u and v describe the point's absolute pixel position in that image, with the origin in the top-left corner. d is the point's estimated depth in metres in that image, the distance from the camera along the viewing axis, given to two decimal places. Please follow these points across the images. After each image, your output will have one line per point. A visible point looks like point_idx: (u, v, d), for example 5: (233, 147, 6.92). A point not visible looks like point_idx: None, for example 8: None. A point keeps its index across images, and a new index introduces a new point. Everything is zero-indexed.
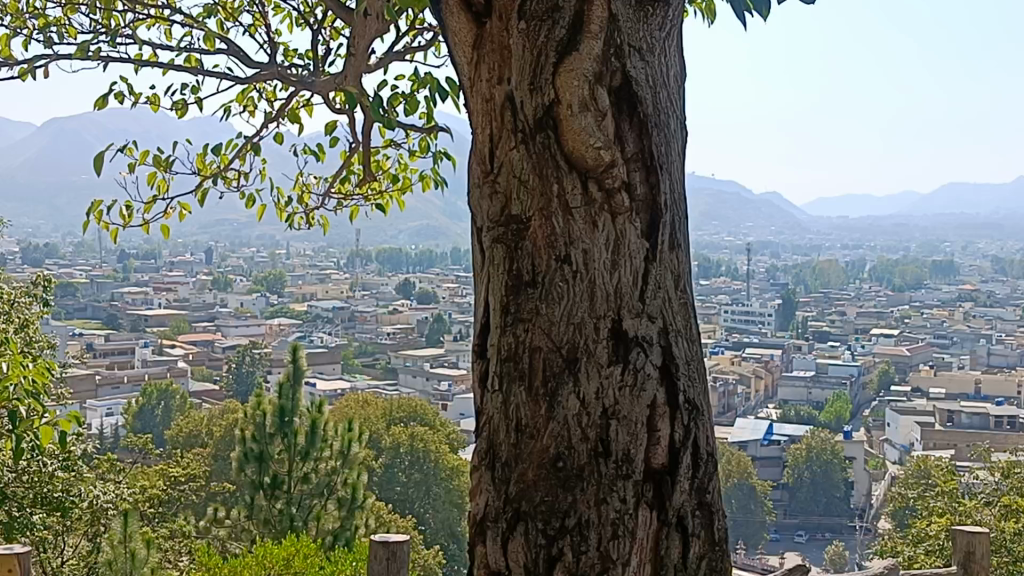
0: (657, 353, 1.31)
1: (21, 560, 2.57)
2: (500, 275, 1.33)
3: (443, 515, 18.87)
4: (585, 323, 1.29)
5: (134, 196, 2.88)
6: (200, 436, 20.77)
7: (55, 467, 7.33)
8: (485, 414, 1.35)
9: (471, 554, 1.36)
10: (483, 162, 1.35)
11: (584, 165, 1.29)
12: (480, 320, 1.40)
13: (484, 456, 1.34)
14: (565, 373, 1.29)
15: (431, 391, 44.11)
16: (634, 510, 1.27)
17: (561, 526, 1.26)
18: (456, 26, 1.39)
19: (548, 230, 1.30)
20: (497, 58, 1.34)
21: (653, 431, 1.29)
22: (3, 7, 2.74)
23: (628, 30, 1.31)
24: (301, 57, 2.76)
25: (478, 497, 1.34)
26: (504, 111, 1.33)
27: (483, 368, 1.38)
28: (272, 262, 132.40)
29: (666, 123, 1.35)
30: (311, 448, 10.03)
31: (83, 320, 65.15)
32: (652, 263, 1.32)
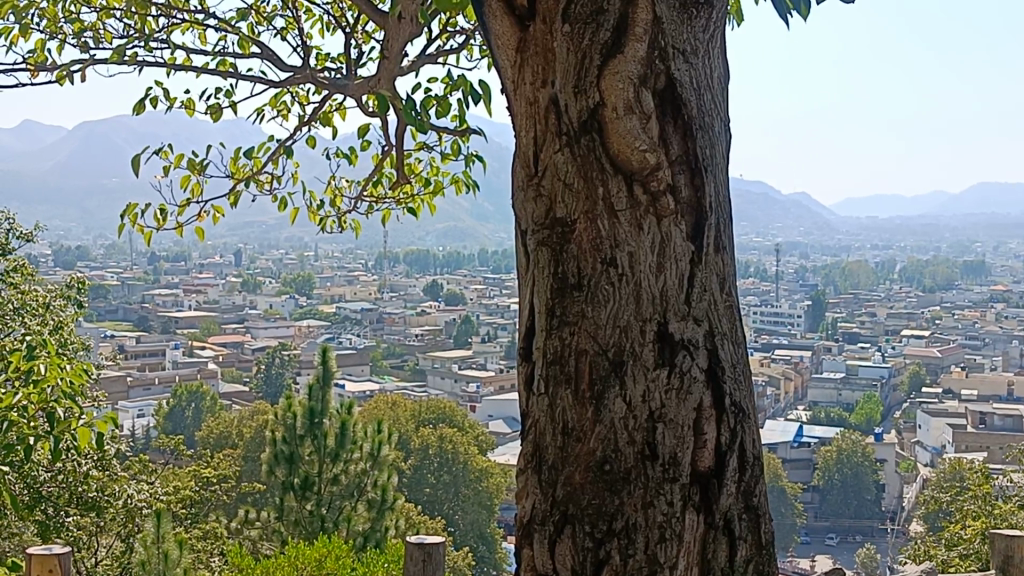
0: (702, 357, 1.30)
1: (60, 560, 2.69)
2: (544, 279, 1.34)
3: (473, 517, 18.95)
4: (631, 327, 1.28)
5: (168, 198, 2.89)
6: (230, 438, 20.91)
7: (90, 467, 7.37)
8: (531, 417, 1.36)
9: (517, 558, 1.36)
10: (527, 165, 1.35)
11: (629, 168, 1.28)
12: (525, 324, 1.40)
13: (530, 459, 1.34)
14: (611, 375, 1.28)
15: (460, 392, 44.20)
16: (681, 513, 1.27)
17: (609, 529, 1.26)
18: (499, 29, 1.39)
19: (593, 234, 1.29)
20: (541, 60, 1.34)
21: (699, 434, 1.29)
22: (40, 12, 2.76)
23: (672, 32, 1.31)
24: (334, 60, 2.77)
25: (524, 499, 1.35)
26: (548, 113, 1.33)
27: (528, 371, 1.38)
28: (301, 264, 133.13)
29: (711, 124, 1.35)
30: (341, 449, 10.02)
31: (114, 322, 65.77)
32: (697, 265, 1.32)
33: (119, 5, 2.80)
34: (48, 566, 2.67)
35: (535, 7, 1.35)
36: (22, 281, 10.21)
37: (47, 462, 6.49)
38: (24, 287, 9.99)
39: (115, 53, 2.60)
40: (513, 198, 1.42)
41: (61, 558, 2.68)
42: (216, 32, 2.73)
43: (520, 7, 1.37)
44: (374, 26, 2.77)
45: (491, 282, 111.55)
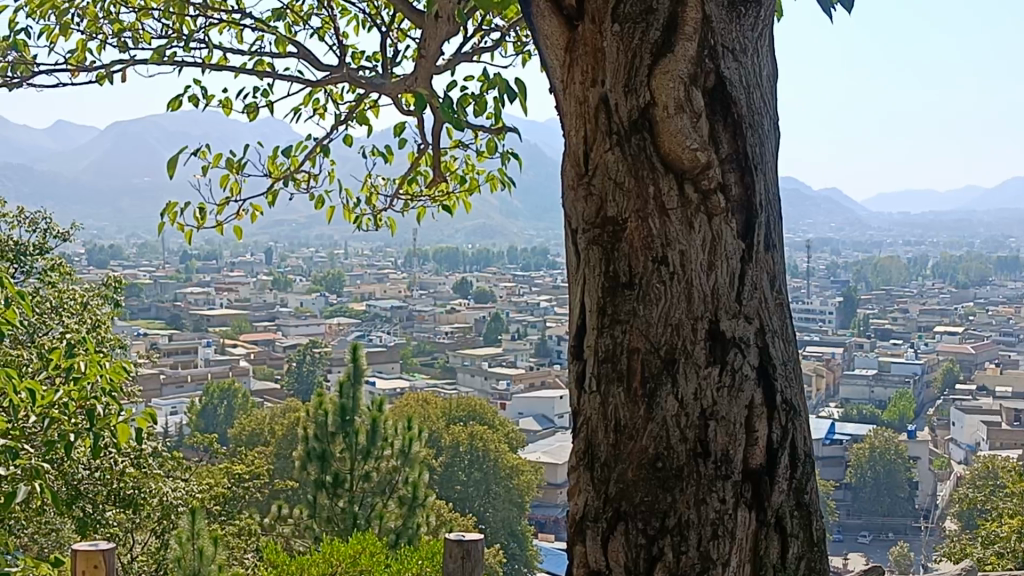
0: (753, 354, 1.31)
1: (105, 557, 2.79)
2: (595, 277, 1.34)
3: (503, 514, 19.06)
4: (682, 324, 1.29)
5: (207, 197, 2.91)
6: (262, 435, 21.04)
7: (126, 464, 7.44)
8: (582, 416, 1.36)
9: (569, 555, 1.37)
10: (577, 164, 1.35)
11: (680, 166, 1.29)
12: (575, 321, 1.40)
13: (583, 456, 1.35)
14: (663, 373, 1.29)
15: (490, 390, 44.26)
16: (732, 511, 1.27)
17: (662, 526, 1.27)
18: (547, 28, 1.39)
19: (645, 232, 1.30)
20: (590, 61, 1.34)
21: (751, 431, 1.29)
22: (81, 13, 2.79)
23: (722, 30, 1.31)
24: (369, 58, 2.78)
25: (577, 497, 1.36)
26: (598, 113, 1.33)
27: (578, 370, 1.38)
28: (331, 261, 133.75)
29: (759, 123, 1.35)
30: (372, 447, 10.11)
31: (147, 321, 66.34)
32: (748, 263, 1.32)
33: (156, 5, 2.83)
34: (94, 563, 2.77)
35: (584, 6, 1.34)
36: (59, 281, 10.35)
37: (87, 459, 6.58)
38: (61, 286, 10.13)
39: (154, 52, 2.62)
40: (560, 195, 1.42)
41: (108, 555, 2.79)
42: (253, 31, 2.75)
43: (569, 7, 1.37)
44: (409, 23, 2.77)
45: (520, 280, 111.58)
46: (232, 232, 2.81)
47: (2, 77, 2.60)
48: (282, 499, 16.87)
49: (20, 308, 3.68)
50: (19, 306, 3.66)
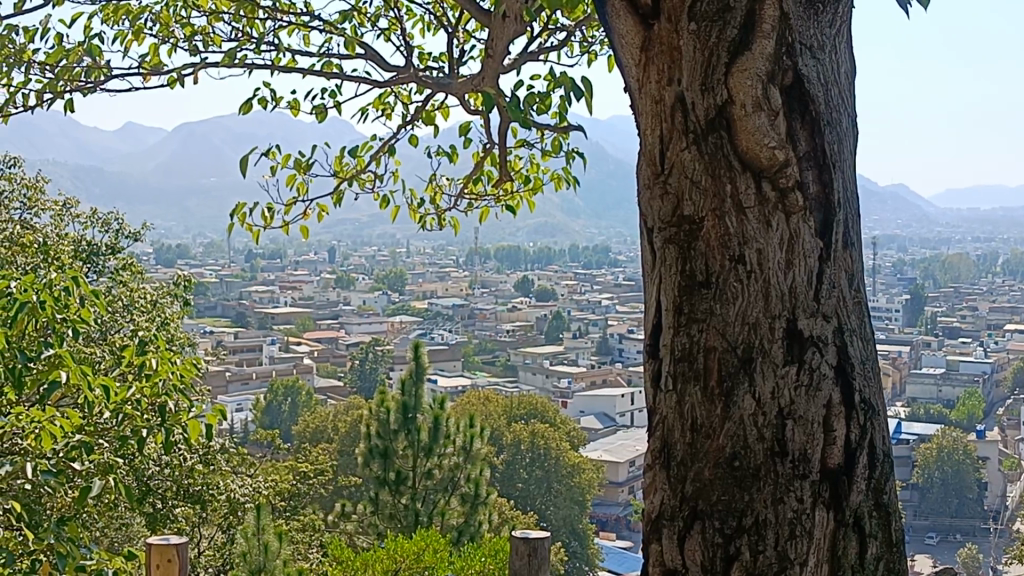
0: (831, 353, 1.29)
1: (178, 550, 2.84)
2: (672, 275, 1.34)
3: (565, 513, 19.10)
4: (760, 323, 1.28)
5: (274, 197, 2.94)
6: (326, 432, 21.27)
7: (196, 461, 7.57)
8: (659, 415, 1.36)
9: (644, 550, 1.38)
10: (652, 163, 1.35)
11: (757, 165, 1.29)
12: (649, 321, 1.41)
13: (659, 454, 1.36)
14: (741, 371, 1.28)
15: (552, 388, 44.26)
16: (811, 511, 1.26)
17: (739, 526, 1.26)
18: (623, 27, 1.39)
19: (723, 230, 1.29)
20: (666, 59, 1.34)
21: (829, 431, 1.28)
22: (154, 18, 2.84)
23: (800, 27, 1.30)
24: (435, 58, 2.80)
25: (653, 495, 1.36)
26: (675, 110, 1.33)
27: (654, 368, 1.39)
28: (393, 260, 134.72)
29: (837, 121, 1.33)
30: (435, 444, 10.15)
31: (213, 319, 67.37)
32: (825, 263, 1.31)
33: (226, 9, 2.87)
34: (168, 556, 2.83)
35: (660, 4, 1.34)
36: (131, 279, 10.54)
37: (159, 455, 6.72)
38: (132, 284, 10.34)
39: (226, 54, 2.66)
40: (637, 192, 1.42)
41: (183, 549, 2.84)
42: (321, 33, 2.77)
43: (644, 7, 1.36)
44: (476, 23, 2.79)
45: (581, 278, 111.43)
46: (300, 232, 2.83)
47: (78, 80, 2.66)
48: (346, 496, 17.05)
49: (97, 309, 3.77)
50: (95, 307, 3.74)
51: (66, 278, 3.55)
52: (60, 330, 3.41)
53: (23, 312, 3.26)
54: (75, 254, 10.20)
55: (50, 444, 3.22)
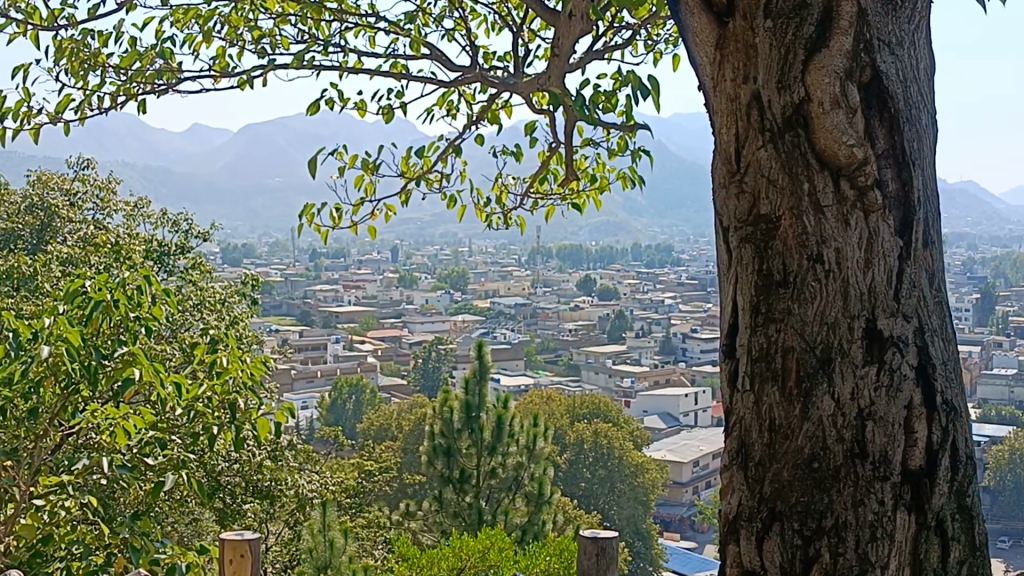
0: (912, 353, 1.27)
1: (250, 546, 2.88)
2: (749, 275, 1.33)
3: (628, 512, 19.10)
4: (839, 323, 1.27)
5: (342, 197, 2.97)
6: (390, 430, 21.42)
7: (264, 457, 7.66)
8: (735, 415, 1.36)
9: (722, 550, 1.38)
10: (729, 162, 1.35)
11: (835, 163, 1.27)
12: (726, 320, 1.40)
13: (737, 453, 1.35)
14: (819, 372, 1.27)
15: (615, 387, 44.17)
16: (892, 512, 1.25)
17: (819, 527, 1.26)
18: (697, 25, 1.38)
19: (800, 230, 1.28)
20: (742, 57, 1.33)
21: (909, 432, 1.26)
22: (224, 21, 2.89)
23: (878, 24, 1.28)
24: (500, 58, 2.81)
25: (730, 497, 1.36)
26: (751, 109, 1.32)
27: (731, 368, 1.38)
28: (456, 259, 135.29)
29: (918, 118, 1.31)
30: (498, 442, 10.18)
31: (279, 318, 68.25)
32: (906, 261, 1.28)
33: (294, 10, 2.90)
34: (241, 551, 2.87)
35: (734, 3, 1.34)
36: (200, 278, 10.72)
37: (229, 451, 6.81)
38: (201, 283, 10.50)
39: (294, 56, 2.68)
40: (713, 190, 1.42)
41: (255, 546, 2.88)
42: (387, 34, 2.79)
43: (720, 4, 1.36)
44: (541, 21, 2.79)
45: (644, 277, 110.98)
46: (368, 231, 2.86)
47: (152, 83, 2.70)
48: (410, 494, 17.16)
49: (170, 307, 3.83)
50: (169, 304, 3.80)
51: (141, 277, 3.61)
52: (134, 329, 3.47)
53: (97, 311, 3.32)
54: (147, 254, 10.39)
55: (125, 440, 3.29)
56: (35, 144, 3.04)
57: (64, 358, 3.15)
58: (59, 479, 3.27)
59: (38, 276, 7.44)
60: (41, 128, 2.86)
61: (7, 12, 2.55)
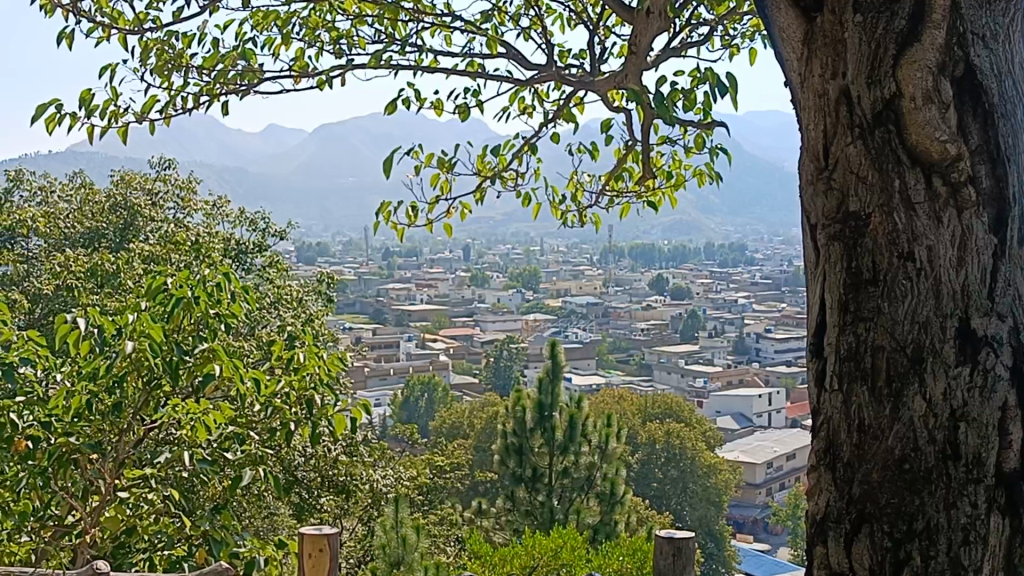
0: (1008, 353, 1.24)
1: (329, 540, 2.92)
2: (837, 274, 1.31)
3: (701, 513, 18.97)
4: (931, 322, 1.24)
5: (417, 196, 2.99)
6: (462, 429, 21.52)
7: (339, 452, 7.75)
8: (823, 414, 1.34)
9: (809, 551, 1.37)
10: (817, 159, 1.33)
11: (929, 159, 1.25)
12: (813, 320, 1.39)
13: (824, 454, 1.33)
14: (910, 372, 1.25)
15: (687, 387, 43.90)
16: (985, 516, 1.22)
17: (909, 529, 1.24)
18: (786, 21, 1.37)
19: (890, 227, 1.26)
20: (831, 52, 1.32)
21: (1004, 434, 1.23)
22: (304, 24, 2.92)
23: (971, 16, 1.26)
24: (576, 57, 2.80)
25: (818, 497, 1.35)
26: (840, 103, 1.30)
27: (818, 367, 1.36)
28: (527, 258, 135.52)
29: (1013, 113, 1.28)
30: (570, 442, 10.18)
31: (353, 315, 69.02)
32: (1000, 260, 1.26)
33: (370, 11, 2.92)
34: (320, 546, 2.91)
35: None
36: (277, 277, 10.87)
37: (306, 447, 6.90)
38: (278, 282, 10.64)
39: (372, 56, 2.71)
40: (802, 186, 1.40)
41: (335, 540, 2.91)
42: (463, 34, 2.80)
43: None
44: (617, 19, 2.78)
45: (717, 276, 110.08)
46: (445, 231, 2.88)
47: (234, 84, 2.75)
48: (482, 491, 17.24)
49: (249, 305, 3.90)
50: (247, 301, 3.87)
51: (220, 272, 3.68)
52: (214, 325, 3.53)
53: (178, 309, 3.39)
54: (226, 253, 10.54)
55: (207, 435, 3.36)
56: (122, 144, 3.11)
57: (147, 355, 3.22)
58: (143, 472, 3.34)
59: (122, 274, 7.61)
60: (127, 128, 2.91)
61: (94, 16, 2.61)
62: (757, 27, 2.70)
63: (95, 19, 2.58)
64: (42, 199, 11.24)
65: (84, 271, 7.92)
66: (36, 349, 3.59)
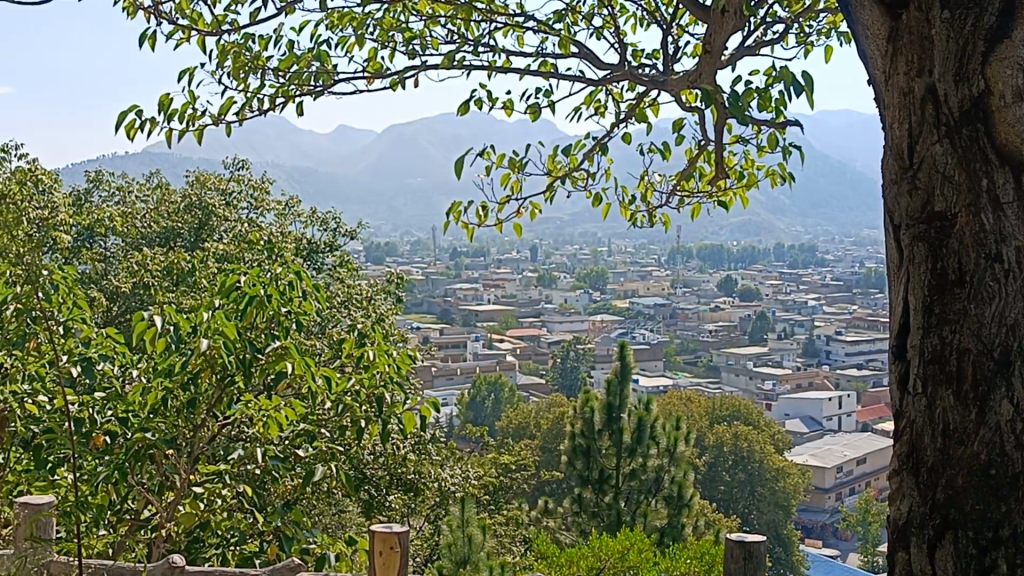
0: None
1: (399, 537, 2.94)
2: (922, 275, 1.29)
3: (769, 516, 18.81)
4: (1019, 325, 1.22)
5: (488, 196, 3.00)
6: (528, 429, 21.56)
7: (409, 450, 7.81)
8: (906, 419, 1.32)
9: (890, 557, 1.35)
10: (901, 158, 1.31)
11: (1017, 157, 1.23)
12: (896, 323, 1.36)
13: (907, 458, 1.31)
14: (996, 376, 1.22)
15: (756, 390, 43.51)
16: None
17: (995, 536, 1.22)
18: (869, 17, 1.35)
19: (978, 227, 1.24)
20: (916, 49, 1.30)
21: None
22: (378, 23, 2.94)
23: None
24: (648, 56, 2.79)
25: (900, 504, 1.33)
26: (926, 102, 1.28)
27: (901, 370, 1.34)
28: (594, 258, 135.32)
29: None
30: (637, 444, 10.14)
31: (420, 315, 69.51)
32: None
33: (443, 12, 2.94)
34: (391, 543, 2.93)
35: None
36: (348, 276, 10.99)
37: (375, 446, 6.94)
38: (349, 282, 10.76)
39: (445, 57, 2.72)
40: (883, 186, 1.38)
41: (406, 537, 2.93)
42: (536, 33, 2.80)
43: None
44: (691, 18, 2.77)
45: (786, 278, 108.88)
46: (516, 231, 2.88)
47: (308, 86, 2.78)
48: (548, 491, 17.27)
49: (320, 303, 3.95)
50: (318, 299, 3.93)
51: (292, 270, 3.74)
52: (285, 323, 3.59)
53: (251, 307, 3.44)
54: (297, 252, 10.68)
55: (278, 431, 3.41)
56: (199, 145, 3.17)
57: (221, 352, 3.28)
58: (217, 467, 3.40)
59: (197, 272, 7.74)
60: (204, 130, 2.97)
61: (175, 18, 2.66)
62: (833, 25, 2.67)
63: (175, 22, 2.63)
64: (119, 199, 11.46)
65: (160, 270, 8.07)
66: (114, 345, 3.71)
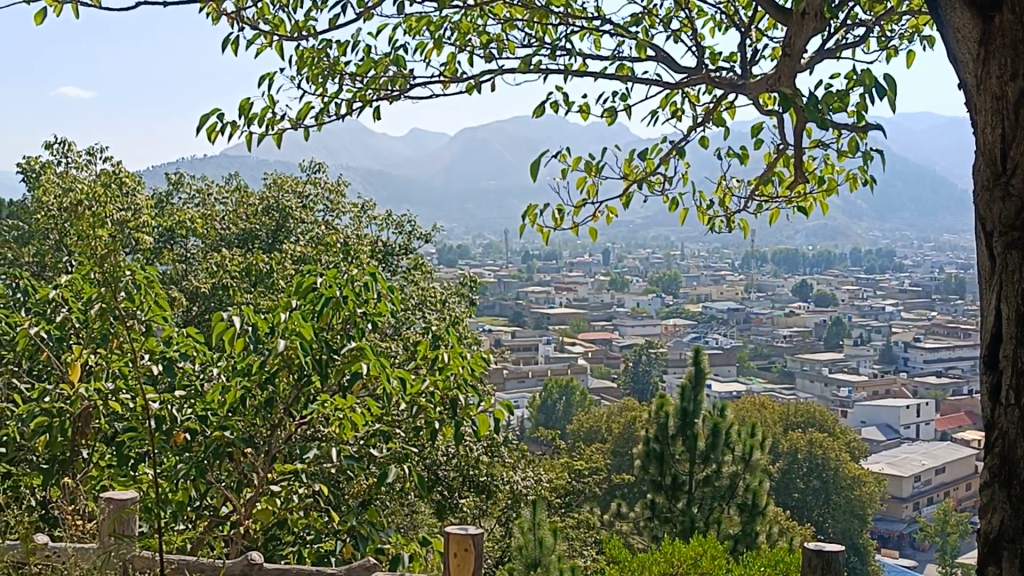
0: None
1: (473, 540, 2.95)
2: (1014, 283, 1.26)
3: (844, 526, 18.53)
4: None
5: (564, 200, 3.00)
6: (600, 433, 21.51)
7: (481, 453, 7.85)
8: (998, 429, 1.29)
9: (979, 570, 1.32)
10: (993, 164, 1.28)
11: None
12: (987, 331, 1.33)
13: (998, 471, 1.28)
14: None
15: (831, 397, 42.90)
16: None
17: None
18: (959, 21, 1.33)
19: None
20: (1011, 53, 1.27)
21: None
22: (456, 28, 2.96)
23: None
24: (726, 59, 2.77)
25: (990, 516, 1.30)
26: (1019, 109, 1.26)
27: (992, 381, 1.31)
28: (667, 262, 134.52)
29: None
30: (712, 450, 10.02)
31: (493, 318, 69.77)
32: None
33: (520, 16, 2.95)
34: (465, 546, 2.94)
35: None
36: (422, 278, 11.09)
37: (449, 446, 6.93)
38: (422, 283, 10.84)
39: (522, 61, 2.73)
40: (974, 192, 1.35)
41: (481, 538, 2.94)
42: (613, 37, 2.80)
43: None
44: (770, 20, 2.74)
45: (864, 283, 107.14)
46: (591, 235, 2.88)
47: (385, 91, 2.81)
48: (620, 496, 17.22)
49: (395, 305, 3.99)
50: (392, 301, 3.97)
51: (368, 271, 3.78)
52: (361, 325, 3.63)
53: (328, 308, 3.49)
54: (373, 254, 10.81)
55: (353, 432, 3.44)
56: (278, 148, 3.22)
57: (298, 353, 3.32)
58: (293, 466, 3.45)
59: (274, 274, 7.86)
60: (283, 133, 3.01)
61: (257, 24, 2.71)
62: (917, 27, 2.63)
63: (256, 25, 2.67)
64: (199, 200, 11.69)
65: (239, 271, 8.22)
66: (194, 345, 3.80)
